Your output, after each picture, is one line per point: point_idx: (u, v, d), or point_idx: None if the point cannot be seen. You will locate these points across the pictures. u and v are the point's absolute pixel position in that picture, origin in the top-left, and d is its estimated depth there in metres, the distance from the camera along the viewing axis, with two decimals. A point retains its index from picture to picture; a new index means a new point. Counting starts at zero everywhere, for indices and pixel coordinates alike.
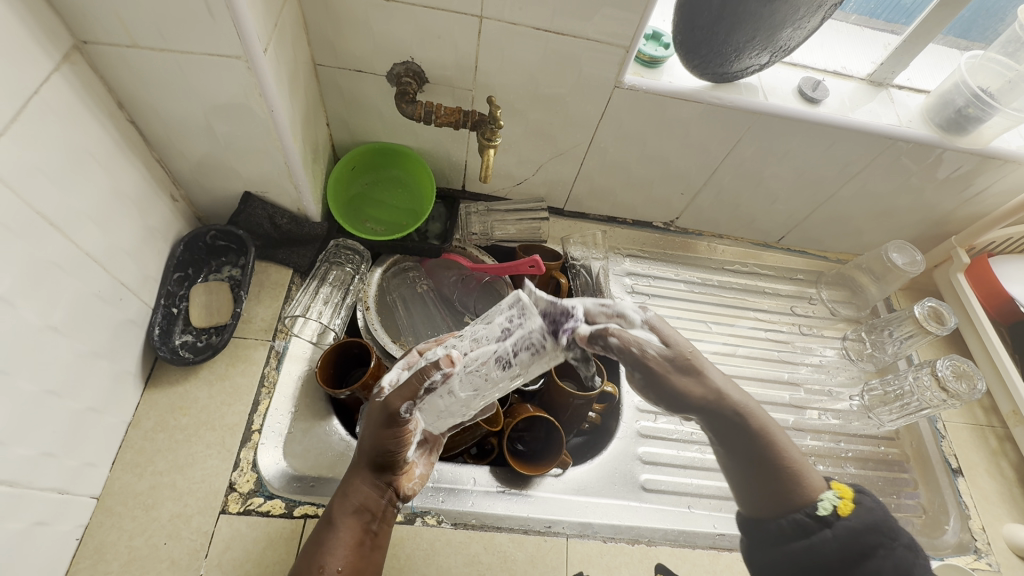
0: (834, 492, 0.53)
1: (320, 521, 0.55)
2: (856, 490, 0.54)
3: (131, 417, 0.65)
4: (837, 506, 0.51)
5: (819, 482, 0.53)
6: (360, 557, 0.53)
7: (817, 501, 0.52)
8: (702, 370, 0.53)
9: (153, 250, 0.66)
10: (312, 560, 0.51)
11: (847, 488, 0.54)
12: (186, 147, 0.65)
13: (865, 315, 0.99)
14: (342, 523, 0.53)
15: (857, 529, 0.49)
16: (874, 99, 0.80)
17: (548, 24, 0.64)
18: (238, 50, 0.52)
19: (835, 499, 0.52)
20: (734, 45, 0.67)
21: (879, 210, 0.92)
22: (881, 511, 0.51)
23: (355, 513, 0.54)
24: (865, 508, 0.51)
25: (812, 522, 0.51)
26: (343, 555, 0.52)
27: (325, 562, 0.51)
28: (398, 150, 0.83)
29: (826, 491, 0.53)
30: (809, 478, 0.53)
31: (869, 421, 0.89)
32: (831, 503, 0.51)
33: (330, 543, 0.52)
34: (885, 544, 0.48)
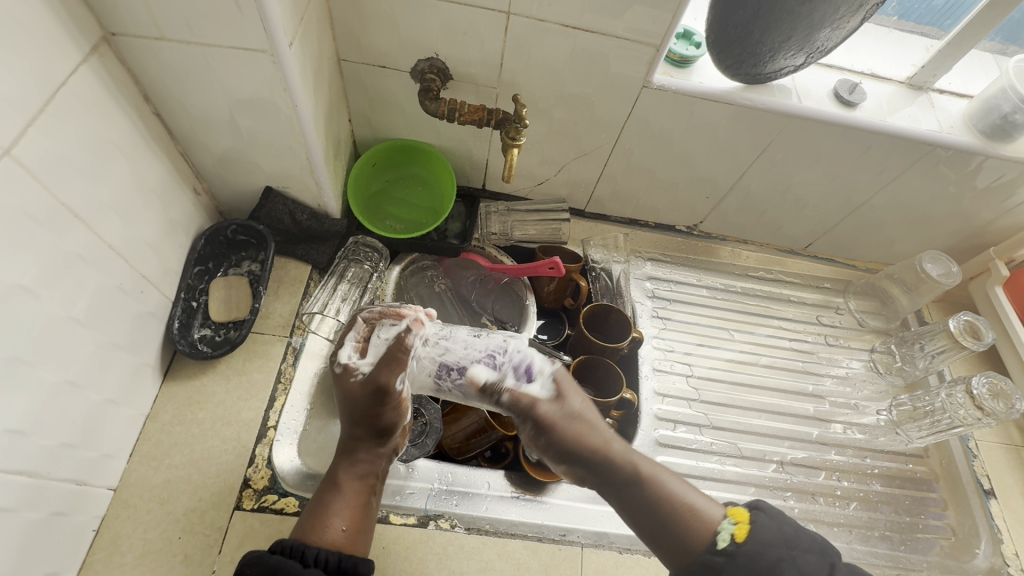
0: (729, 518, 0.49)
1: (320, 484, 0.55)
2: (754, 505, 0.50)
3: (149, 410, 0.65)
4: (734, 533, 0.48)
5: (712, 511, 0.50)
6: (363, 518, 0.54)
7: (714, 534, 0.48)
8: (587, 422, 0.57)
9: (175, 244, 0.66)
10: (314, 522, 0.51)
11: (741, 508, 0.50)
12: (209, 141, 0.65)
13: (895, 327, 0.96)
14: (345, 486, 0.54)
15: (754, 558, 0.46)
16: (913, 103, 0.77)
17: (576, 21, 0.62)
18: (264, 43, 0.52)
19: (731, 526, 0.48)
20: (769, 44, 0.64)
21: (914, 219, 0.89)
22: (779, 524, 0.48)
23: (357, 476, 0.55)
24: (760, 527, 0.48)
25: (720, 559, 0.47)
26: (347, 515, 0.52)
27: (330, 521, 0.51)
28: (419, 147, 0.82)
29: (721, 521, 0.49)
30: (703, 513, 0.50)
31: (897, 437, 0.86)
32: (728, 533, 0.48)
33: (335, 504, 0.53)
34: (787, 558, 0.46)
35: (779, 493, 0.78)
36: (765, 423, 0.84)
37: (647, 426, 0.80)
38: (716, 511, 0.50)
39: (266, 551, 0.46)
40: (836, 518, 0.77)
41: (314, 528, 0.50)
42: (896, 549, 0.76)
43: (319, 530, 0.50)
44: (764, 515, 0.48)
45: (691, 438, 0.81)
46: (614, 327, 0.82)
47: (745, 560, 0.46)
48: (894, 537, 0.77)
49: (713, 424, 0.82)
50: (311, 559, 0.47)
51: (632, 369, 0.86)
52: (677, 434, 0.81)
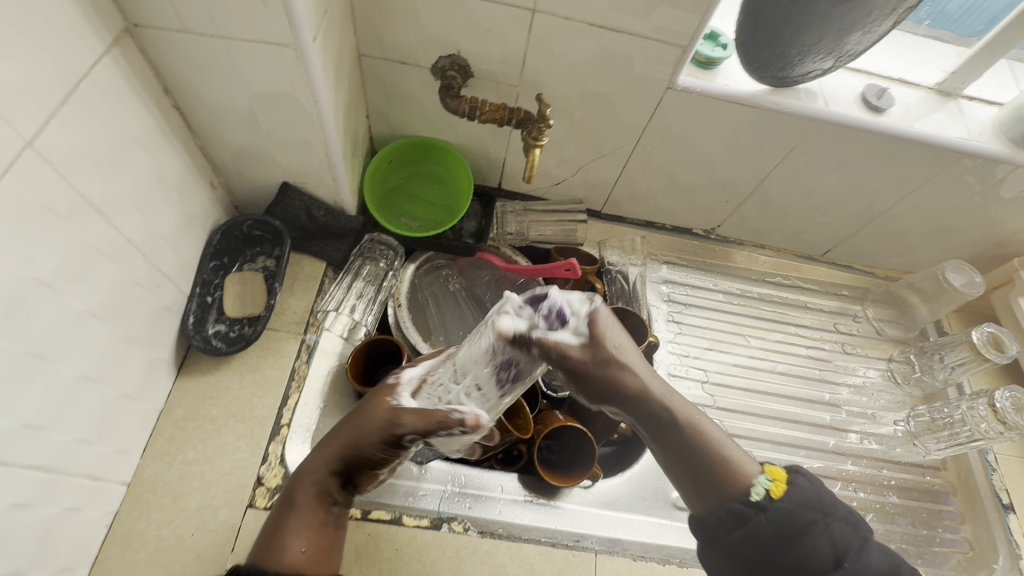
0: (766, 474, 0.46)
1: (282, 499, 0.51)
2: (792, 469, 0.48)
3: (162, 405, 0.64)
4: (771, 489, 0.45)
5: (750, 466, 0.46)
6: (324, 540, 0.50)
7: (749, 486, 0.46)
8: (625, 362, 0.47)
9: (191, 239, 0.66)
10: (272, 543, 0.47)
11: (779, 466, 0.47)
12: (228, 135, 0.64)
13: (912, 336, 0.95)
14: (305, 506, 0.50)
15: (789, 514, 0.44)
16: (942, 109, 0.75)
17: (603, 20, 0.61)
18: (289, 38, 0.51)
19: (767, 481, 0.46)
20: (799, 48, 0.63)
21: (937, 227, 0.87)
22: (815, 487, 0.46)
23: (321, 498, 0.51)
24: (798, 489, 0.45)
25: (750, 510, 0.45)
26: (308, 536, 0.49)
27: (287, 544, 0.47)
28: (435, 145, 0.82)
29: (758, 475, 0.46)
30: (740, 467, 0.46)
31: (914, 448, 0.85)
32: (763, 486, 0.45)
33: (293, 525, 0.49)
34: (820, 522, 0.44)
35: None
36: (781, 431, 0.83)
37: None
38: (752, 464, 0.47)
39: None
40: None
41: (269, 552, 0.46)
42: (912, 562, 0.75)
43: (275, 553, 0.46)
44: (802, 477, 0.46)
45: None
46: (630, 329, 0.80)
47: (779, 515, 0.44)
48: (911, 550, 0.76)
49: (728, 431, 0.82)
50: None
51: None
52: None
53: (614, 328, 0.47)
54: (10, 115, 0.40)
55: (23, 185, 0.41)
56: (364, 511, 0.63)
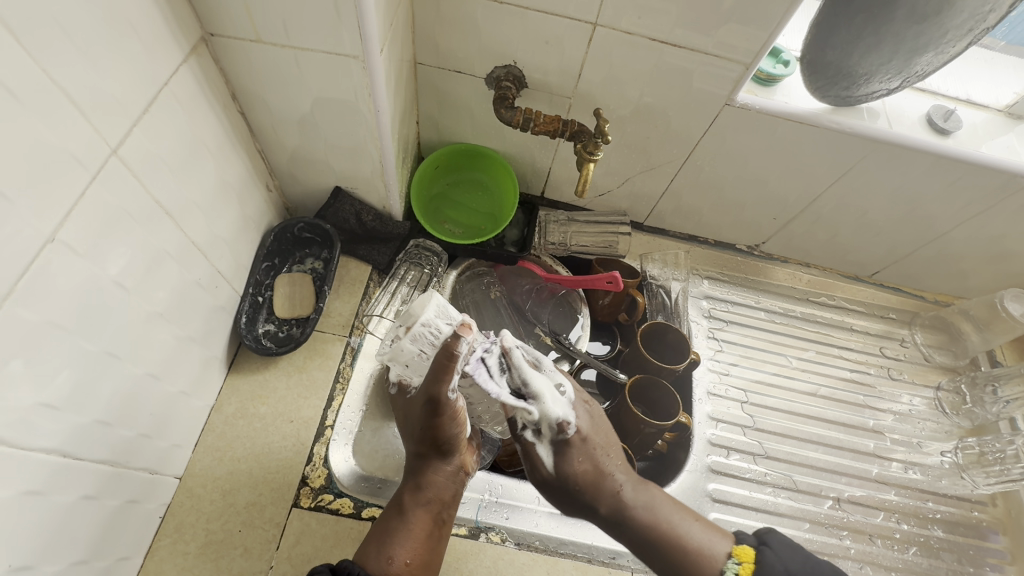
0: (734, 557, 0.55)
1: (389, 509, 0.57)
2: (760, 544, 0.56)
3: (214, 401, 0.66)
4: (740, 571, 0.54)
5: (721, 550, 0.56)
6: (428, 548, 0.54)
7: (720, 571, 0.55)
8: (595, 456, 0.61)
9: (247, 239, 0.67)
10: (381, 551, 0.53)
11: (748, 546, 0.56)
12: (287, 140, 0.65)
13: (963, 364, 0.91)
14: (412, 512, 0.55)
15: None
16: (1012, 132, 0.72)
17: (665, 35, 0.60)
18: (357, 50, 0.51)
19: (735, 564, 0.55)
20: (866, 67, 0.61)
21: (996, 254, 0.84)
22: (786, 563, 0.53)
23: (424, 505, 0.56)
24: (765, 568, 0.54)
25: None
26: (413, 546, 0.54)
27: (394, 552, 0.53)
28: (480, 151, 0.82)
29: (726, 560, 0.55)
30: (711, 550, 0.56)
31: (961, 481, 0.82)
32: (733, 572, 0.54)
33: (399, 534, 0.54)
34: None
35: (834, 531, 0.75)
36: (822, 457, 0.81)
37: (699, 452, 0.79)
38: (724, 545, 0.57)
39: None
40: (893, 562, 0.74)
41: (381, 560, 0.52)
42: None
43: (385, 562, 0.52)
44: (770, 552, 0.54)
45: (744, 467, 0.79)
46: (672, 346, 0.80)
47: None
48: None
49: (767, 453, 0.80)
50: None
51: (686, 391, 0.84)
52: (729, 462, 0.79)
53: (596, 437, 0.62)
54: (98, 123, 0.41)
55: (107, 190, 0.43)
56: None
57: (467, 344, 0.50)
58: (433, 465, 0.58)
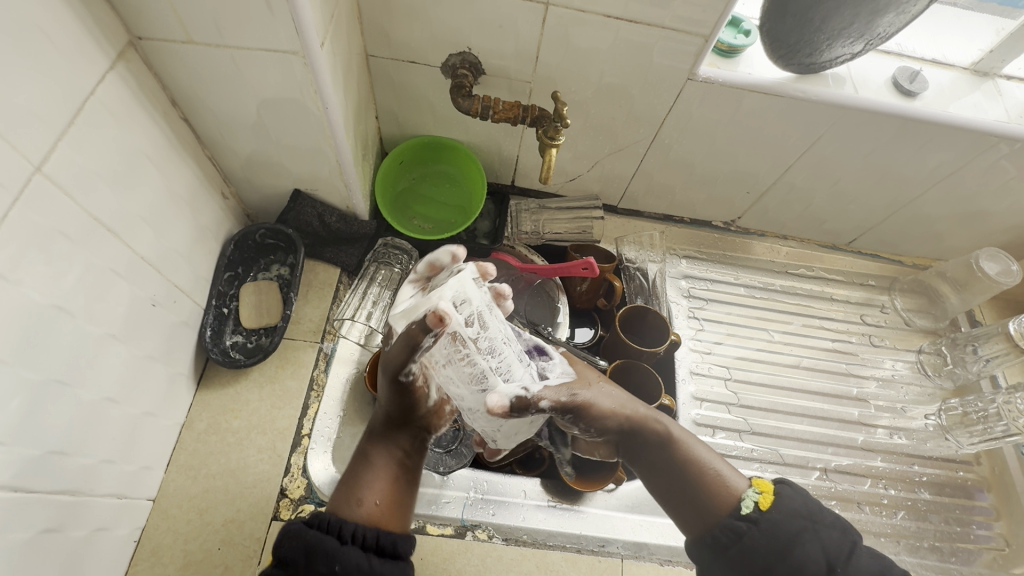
0: (754, 487, 0.48)
1: (353, 456, 0.51)
2: (780, 480, 0.49)
3: (184, 419, 0.64)
4: (759, 502, 0.47)
5: (738, 482, 0.49)
6: (400, 492, 0.49)
7: (740, 500, 0.48)
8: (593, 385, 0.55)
9: (205, 250, 0.65)
10: (350, 493, 0.47)
11: (767, 479, 0.49)
12: (237, 144, 0.62)
13: (944, 327, 0.91)
14: (382, 457, 0.50)
15: (779, 523, 0.45)
16: (978, 91, 0.71)
17: (620, 11, 0.58)
18: (296, 45, 0.49)
19: (755, 494, 0.48)
20: (827, 32, 0.60)
21: (968, 214, 0.83)
22: (803, 499, 0.48)
23: (392, 447, 0.51)
24: (787, 499, 0.47)
25: (743, 525, 0.46)
26: (384, 487, 0.48)
27: (363, 494, 0.47)
28: (443, 143, 0.79)
29: (746, 489, 0.48)
30: (724, 484, 0.49)
31: (945, 443, 0.82)
32: (753, 499, 0.47)
33: (368, 476, 0.49)
34: (809, 529, 0.45)
35: (823, 502, 0.75)
36: (808, 428, 0.81)
37: None
38: (741, 481, 0.49)
39: (303, 526, 0.44)
40: (882, 528, 0.74)
41: (348, 502, 0.46)
42: (946, 561, 0.73)
43: (354, 504, 0.47)
44: (787, 488, 0.48)
45: (730, 444, 0.78)
46: (653, 329, 0.79)
47: (770, 526, 0.46)
48: (944, 548, 0.74)
49: (753, 429, 0.80)
50: (348, 535, 0.43)
51: (669, 372, 0.83)
52: (716, 441, 0.78)
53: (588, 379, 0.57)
54: (17, 141, 0.38)
55: (35, 212, 0.40)
56: None
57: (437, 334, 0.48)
58: (404, 410, 0.53)
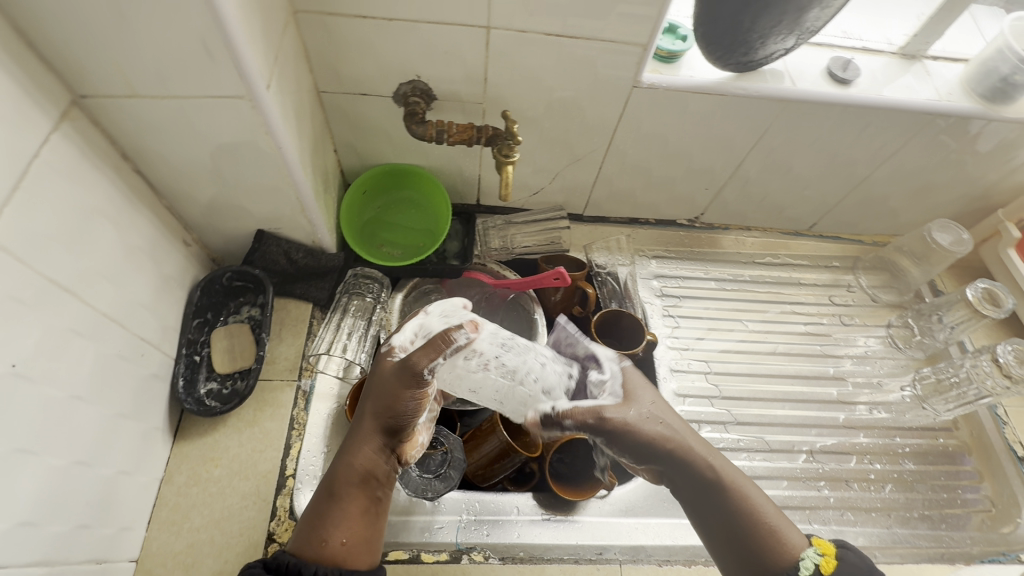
0: (814, 548, 0.48)
1: (319, 491, 0.51)
2: (838, 544, 0.50)
3: (162, 474, 0.63)
4: (820, 564, 0.47)
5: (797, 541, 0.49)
6: (367, 527, 0.50)
7: (799, 560, 0.48)
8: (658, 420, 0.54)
9: (170, 299, 0.64)
10: (314, 533, 0.48)
11: (826, 540, 0.50)
12: (195, 191, 0.62)
13: (909, 299, 0.94)
14: (346, 494, 0.50)
15: None
16: (908, 74, 0.75)
17: (560, 28, 0.60)
18: (241, 89, 0.49)
19: (817, 556, 0.48)
20: (759, 31, 0.62)
21: (915, 189, 0.87)
22: (861, 566, 0.48)
23: (361, 483, 0.51)
24: (846, 565, 0.48)
25: None
26: (349, 526, 0.49)
27: (330, 533, 0.48)
28: (408, 170, 0.80)
29: (807, 549, 0.48)
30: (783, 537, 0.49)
31: (924, 412, 0.85)
32: (813, 562, 0.47)
33: (334, 514, 0.49)
34: None
35: (812, 484, 0.76)
36: (790, 412, 0.82)
37: None
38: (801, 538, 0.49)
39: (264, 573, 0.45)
40: (872, 503, 0.76)
41: (314, 541, 0.47)
42: (937, 528, 0.75)
43: (318, 541, 0.47)
44: (849, 554, 0.49)
45: (717, 437, 0.79)
46: (628, 331, 0.80)
47: None
48: (934, 516, 0.76)
49: (737, 420, 0.81)
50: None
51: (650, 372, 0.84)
52: (702, 435, 0.78)
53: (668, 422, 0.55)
54: None
55: None
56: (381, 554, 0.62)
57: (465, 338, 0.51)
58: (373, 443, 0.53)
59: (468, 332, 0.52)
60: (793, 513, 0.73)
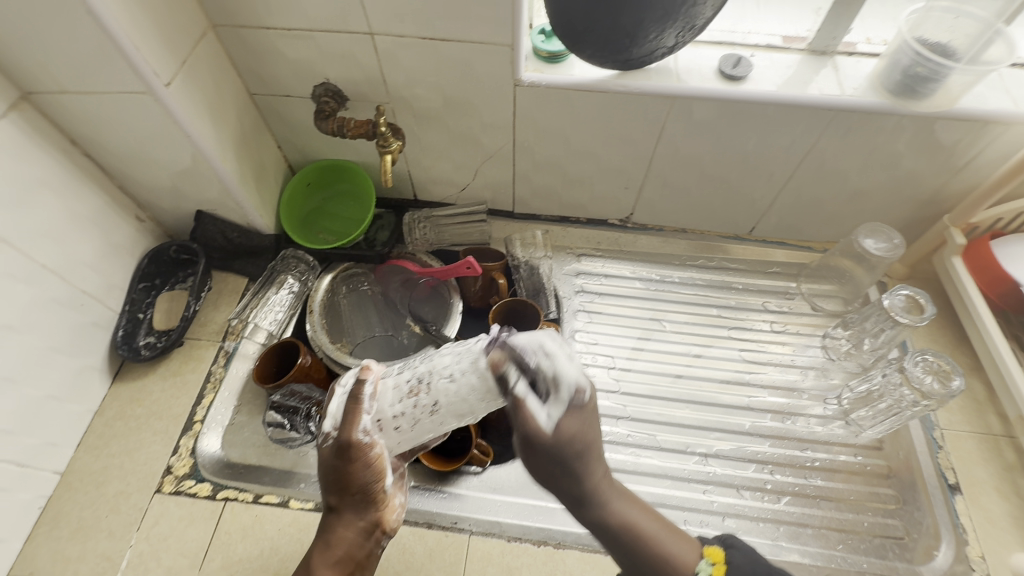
0: (706, 559, 0.50)
1: (297, 569, 0.55)
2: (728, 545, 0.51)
3: (97, 407, 0.75)
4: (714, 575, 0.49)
5: (691, 556, 0.50)
6: None
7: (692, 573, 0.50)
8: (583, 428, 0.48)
9: (118, 264, 0.77)
10: None
11: (717, 547, 0.51)
12: (138, 175, 0.75)
13: (855, 308, 0.89)
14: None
15: None
16: (816, 70, 0.73)
17: (431, 32, 0.67)
18: (142, 85, 0.61)
19: (709, 567, 0.50)
20: (624, 30, 0.63)
21: (850, 191, 0.83)
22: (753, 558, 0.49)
23: (335, 565, 0.54)
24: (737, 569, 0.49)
25: None
26: None
27: None
28: (341, 165, 0.90)
29: (699, 563, 0.50)
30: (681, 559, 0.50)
31: (847, 427, 0.79)
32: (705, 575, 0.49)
33: None
34: None
35: (698, 486, 0.74)
36: (692, 414, 0.81)
37: None
38: (691, 549, 0.51)
39: None
40: (761, 513, 0.72)
41: None
42: (831, 548, 0.70)
43: None
44: (738, 552, 0.50)
45: (605, 430, 0.79)
46: (529, 322, 0.82)
47: None
48: (832, 535, 0.71)
49: (631, 416, 0.80)
50: None
51: None
52: None
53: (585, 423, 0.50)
54: None
55: None
56: (256, 495, 0.70)
57: (371, 385, 0.53)
58: (344, 521, 0.55)
59: (366, 377, 0.52)
60: (670, 512, 0.72)
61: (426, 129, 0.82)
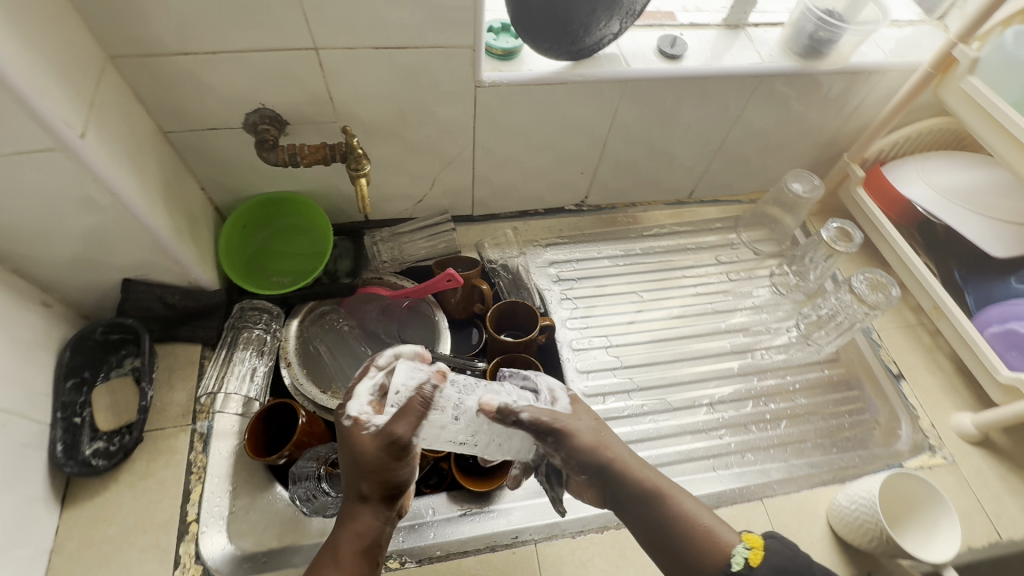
0: (744, 542, 0.50)
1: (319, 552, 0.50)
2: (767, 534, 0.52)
3: (52, 543, 0.61)
4: (750, 558, 0.49)
5: (728, 536, 0.51)
6: None
7: (730, 558, 0.49)
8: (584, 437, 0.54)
9: (35, 365, 0.62)
10: None
11: (756, 534, 0.51)
12: (40, 252, 0.61)
13: (787, 247, 1.02)
14: (346, 561, 0.49)
15: None
16: (734, 42, 0.81)
17: (385, 41, 0.63)
18: (51, 141, 0.49)
19: (745, 550, 0.50)
20: (579, 22, 0.65)
21: (770, 145, 0.94)
22: (789, 550, 0.50)
23: (359, 553, 0.49)
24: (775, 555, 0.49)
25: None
26: None
27: None
28: (285, 198, 0.80)
29: (737, 544, 0.50)
30: (718, 536, 0.51)
31: (809, 347, 0.91)
32: (743, 556, 0.49)
33: None
34: None
35: (714, 433, 0.81)
36: (689, 370, 0.87)
37: None
38: (734, 535, 0.51)
39: None
40: (769, 441, 0.81)
41: None
42: (829, 453, 0.81)
43: None
44: (776, 542, 0.51)
45: (621, 406, 0.82)
46: (526, 320, 0.81)
47: None
48: (826, 442, 0.82)
49: (639, 386, 0.85)
50: None
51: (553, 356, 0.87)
52: (608, 406, 0.82)
53: (609, 431, 0.56)
54: None
55: None
56: None
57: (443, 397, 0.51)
58: (369, 506, 0.51)
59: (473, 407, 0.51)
60: (698, 463, 0.78)
61: (380, 145, 0.77)
